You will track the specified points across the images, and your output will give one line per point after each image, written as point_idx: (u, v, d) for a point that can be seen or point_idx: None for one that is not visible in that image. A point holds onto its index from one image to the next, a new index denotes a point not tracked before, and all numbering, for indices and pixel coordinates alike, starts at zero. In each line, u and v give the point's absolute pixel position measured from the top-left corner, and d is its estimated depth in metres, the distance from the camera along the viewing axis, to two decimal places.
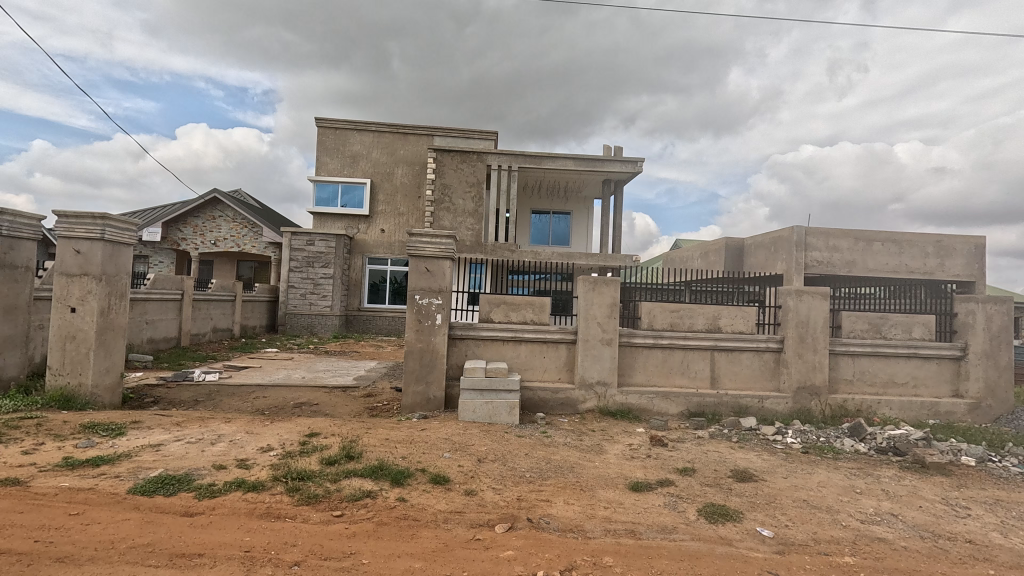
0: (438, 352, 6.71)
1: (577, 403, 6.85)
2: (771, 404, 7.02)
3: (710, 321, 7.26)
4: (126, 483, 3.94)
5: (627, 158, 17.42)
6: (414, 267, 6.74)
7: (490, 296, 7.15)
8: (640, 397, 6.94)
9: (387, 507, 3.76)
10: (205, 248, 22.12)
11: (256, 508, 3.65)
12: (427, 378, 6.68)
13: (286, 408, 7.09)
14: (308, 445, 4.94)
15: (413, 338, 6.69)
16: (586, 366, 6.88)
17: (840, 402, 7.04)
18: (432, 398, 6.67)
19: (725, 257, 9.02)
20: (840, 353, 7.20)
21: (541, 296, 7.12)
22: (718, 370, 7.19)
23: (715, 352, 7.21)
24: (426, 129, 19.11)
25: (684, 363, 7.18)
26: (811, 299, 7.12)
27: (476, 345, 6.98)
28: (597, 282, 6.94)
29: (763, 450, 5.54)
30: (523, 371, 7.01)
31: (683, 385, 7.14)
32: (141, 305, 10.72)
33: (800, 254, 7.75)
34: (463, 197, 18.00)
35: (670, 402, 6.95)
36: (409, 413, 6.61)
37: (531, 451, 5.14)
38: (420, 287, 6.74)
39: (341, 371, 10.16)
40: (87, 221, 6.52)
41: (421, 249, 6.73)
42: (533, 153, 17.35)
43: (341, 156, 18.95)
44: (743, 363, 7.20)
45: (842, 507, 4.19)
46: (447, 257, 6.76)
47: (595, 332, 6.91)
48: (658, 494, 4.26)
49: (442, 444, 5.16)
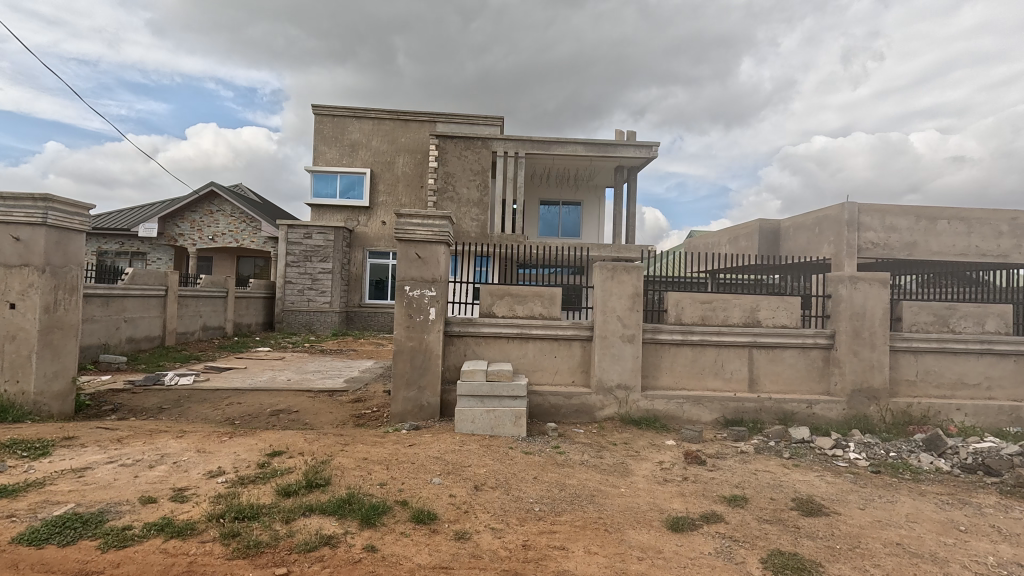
0: (433, 352, 5.78)
1: (594, 410, 5.89)
2: (821, 409, 6.01)
3: (747, 314, 6.27)
4: (16, 526, 3.04)
5: (641, 142, 16.34)
6: (403, 253, 5.81)
7: (492, 287, 6.19)
8: (667, 403, 5.95)
9: (349, 561, 2.83)
10: (204, 244, 21.45)
11: (174, 564, 2.73)
12: (420, 382, 5.75)
13: (261, 417, 6.21)
14: (267, 469, 4.05)
15: (403, 336, 5.76)
16: (604, 367, 5.91)
17: (903, 408, 6.01)
18: (426, 405, 5.74)
19: (758, 242, 7.94)
20: (902, 349, 6.17)
21: (551, 287, 6.16)
22: (757, 371, 6.19)
23: (754, 349, 6.21)
24: (428, 115, 18.12)
25: (718, 363, 6.19)
26: (866, 287, 6.11)
27: (477, 344, 6.04)
28: (615, 269, 5.97)
29: (825, 470, 4.54)
30: (530, 373, 6.06)
31: (717, 388, 6.16)
32: (119, 302, 9.91)
33: (850, 235, 6.52)
34: (467, 185, 17.00)
35: (703, 408, 5.97)
36: (399, 423, 5.69)
37: (540, 474, 4.19)
38: (410, 277, 5.81)
39: (332, 373, 9.28)
40: (27, 203, 5.65)
41: (411, 232, 5.78)
42: (541, 138, 16.35)
43: (339, 145, 18.05)
44: (786, 363, 6.21)
45: (951, 555, 3.19)
46: (441, 241, 5.84)
47: (614, 327, 5.93)
48: (706, 536, 3.29)
49: (432, 465, 4.23)
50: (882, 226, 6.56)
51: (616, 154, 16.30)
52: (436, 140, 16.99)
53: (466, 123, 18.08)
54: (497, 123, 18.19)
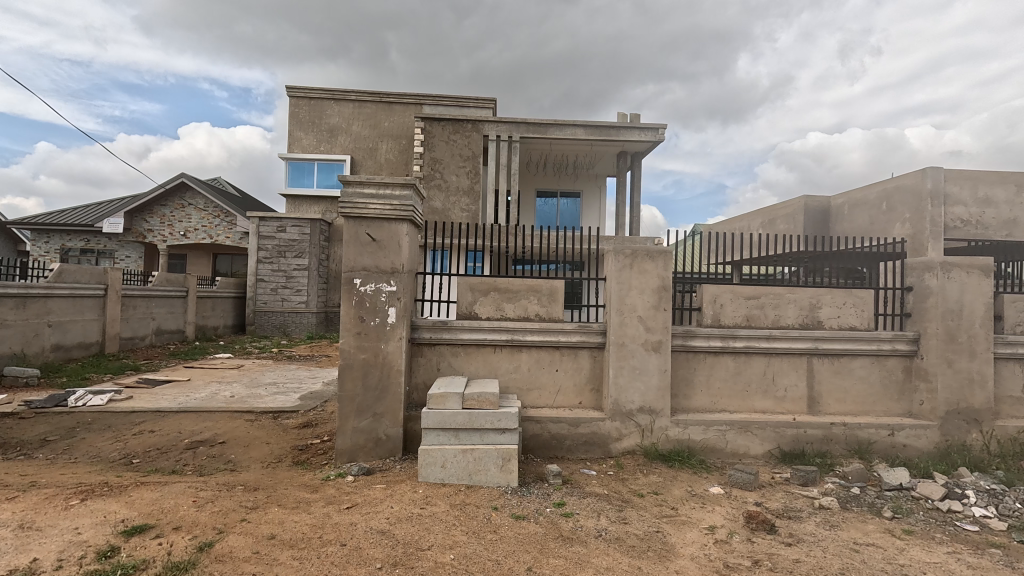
0: (393, 368, 4.32)
1: (608, 442, 4.44)
2: (905, 438, 4.58)
3: (805, 314, 4.84)
4: None
5: (647, 124, 14.86)
6: (351, 235, 4.33)
7: (473, 280, 4.73)
8: (705, 432, 4.51)
9: None
10: (175, 240, 19.93)
11: None
12: (376, 408, 4.28)
13: (171, 453, 4.73)
14: (107, 564, 2.55)
15: (352, 348, 4.29)
16: (621, 385, 4.45)
17: (1012, 435, 4.57)
18: (384, 439, 4.27)
19: (804, 224, 6.48)
20: (1007, 357, 4.74)
21: (550, 279, 4.71)
22: (818, 386, 4.77)
23: (814, 358, 4.78)
24: (414, 97, 16.58)
25: (768, 378, 4.76)
26: (963, 276, 4.65)
27: (454, 355, 4.61)
28: (635, 256, 4.52)
29: (954, 543, 3.10)
30: (524, 393, 4.63)
31: (768, 410, 4.73)
32: (41, 303, 8.41)
33: (934, 210, 5.04)
34: (456, 172, 15.47)
35: (752, 438, 4.53)
36: (348, 463, 4.23)
37: (537, 563, 2.73)
38: (362, 267, 4.34)
39: (290, 386, 7.79)
40: None
41: (362, 207, 4.32)
42: (537, 120, 14.89)
43: (317, 130, 16.52)
44: (855, 376, 4.79)
45: None
46: (403, 218, 4.38)
47: (634, 332, 4.49)
48: None
49: (373, 550, 2.75)
50: (974, 198, 5.16)
51: (619, 138, 14.85)
52: (422, 123, 15.48)
53: (455, 106, 16.55)
54: (489, 106, 16.69)
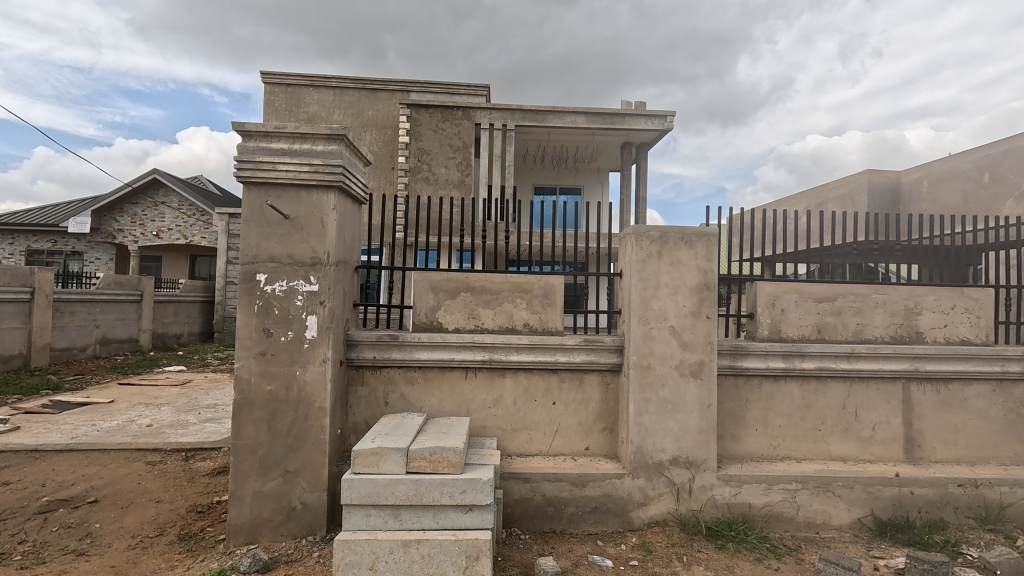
0: (314, 405, 2.95)
1: (628, 509, 3.08)
2: None
3: (898, 322, 3.48)
4: None
5: (655, 112, 13.52)
6: (254, 210, 2.98)
7: (436, 278, 3.36)
8: (767, 494, 3.15)
9: None
10: (146, 241, 18.57)
11: None
12: (288, 464, 2.92)
13: (9, 523, 3.34)
14: None
15: (255, 376, 2.92)
16: (645, 427, 3.09)
17: None
18: (301, 510, 2.91)
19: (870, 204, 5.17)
20: None
21: (545, 276, 3.36)
22: (918, 424, 3.40)
23: (913, 385, 3.41)
24: (400, 83, 15.24)
25: (850, 412, 3.39)
26: None
27: (409, 384, 3.24)
28: (665, 240, 3.16)
29: None
30: (507, 436, 3.27)
31: (850, 458, 3.37)
32: None
33: None
34: (445, 164, 14.12)
35: (832, 501, 3.16)
36: (246, 546, 2.86)
37: None
38: (269, 257, 2.98)
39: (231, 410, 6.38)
40: None
41: (268, 168, 2.97)
42: (533, 107, 13.56)
43: (294, 120, 15.18)
44: (970, 409, 3.42)
45: None
46: (329, 186, 3.02)
47: (662, 349, 3.13)
48: None
49: None
50: None
51: (624, 126, 13.49)
52: (408, 111, 14.14)
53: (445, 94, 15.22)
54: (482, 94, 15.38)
